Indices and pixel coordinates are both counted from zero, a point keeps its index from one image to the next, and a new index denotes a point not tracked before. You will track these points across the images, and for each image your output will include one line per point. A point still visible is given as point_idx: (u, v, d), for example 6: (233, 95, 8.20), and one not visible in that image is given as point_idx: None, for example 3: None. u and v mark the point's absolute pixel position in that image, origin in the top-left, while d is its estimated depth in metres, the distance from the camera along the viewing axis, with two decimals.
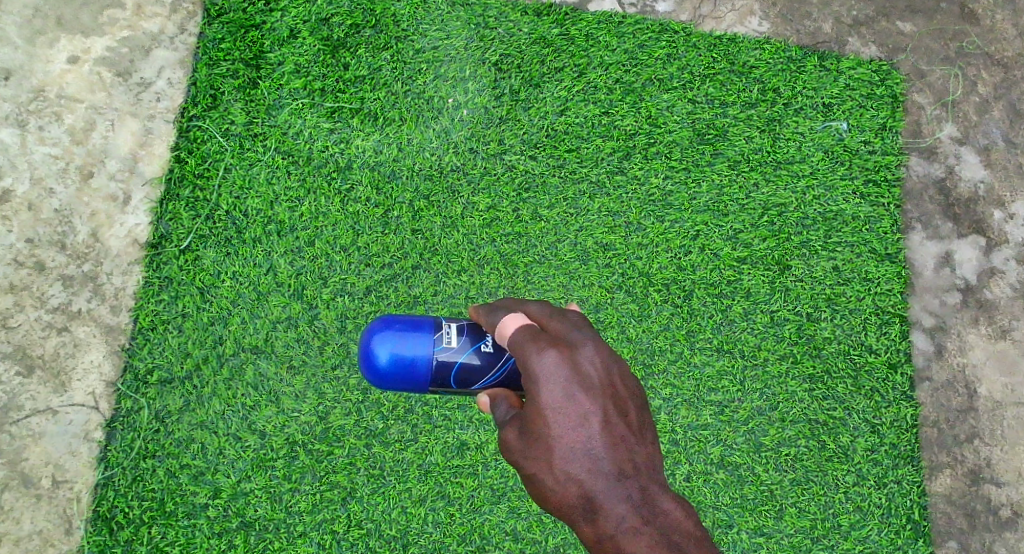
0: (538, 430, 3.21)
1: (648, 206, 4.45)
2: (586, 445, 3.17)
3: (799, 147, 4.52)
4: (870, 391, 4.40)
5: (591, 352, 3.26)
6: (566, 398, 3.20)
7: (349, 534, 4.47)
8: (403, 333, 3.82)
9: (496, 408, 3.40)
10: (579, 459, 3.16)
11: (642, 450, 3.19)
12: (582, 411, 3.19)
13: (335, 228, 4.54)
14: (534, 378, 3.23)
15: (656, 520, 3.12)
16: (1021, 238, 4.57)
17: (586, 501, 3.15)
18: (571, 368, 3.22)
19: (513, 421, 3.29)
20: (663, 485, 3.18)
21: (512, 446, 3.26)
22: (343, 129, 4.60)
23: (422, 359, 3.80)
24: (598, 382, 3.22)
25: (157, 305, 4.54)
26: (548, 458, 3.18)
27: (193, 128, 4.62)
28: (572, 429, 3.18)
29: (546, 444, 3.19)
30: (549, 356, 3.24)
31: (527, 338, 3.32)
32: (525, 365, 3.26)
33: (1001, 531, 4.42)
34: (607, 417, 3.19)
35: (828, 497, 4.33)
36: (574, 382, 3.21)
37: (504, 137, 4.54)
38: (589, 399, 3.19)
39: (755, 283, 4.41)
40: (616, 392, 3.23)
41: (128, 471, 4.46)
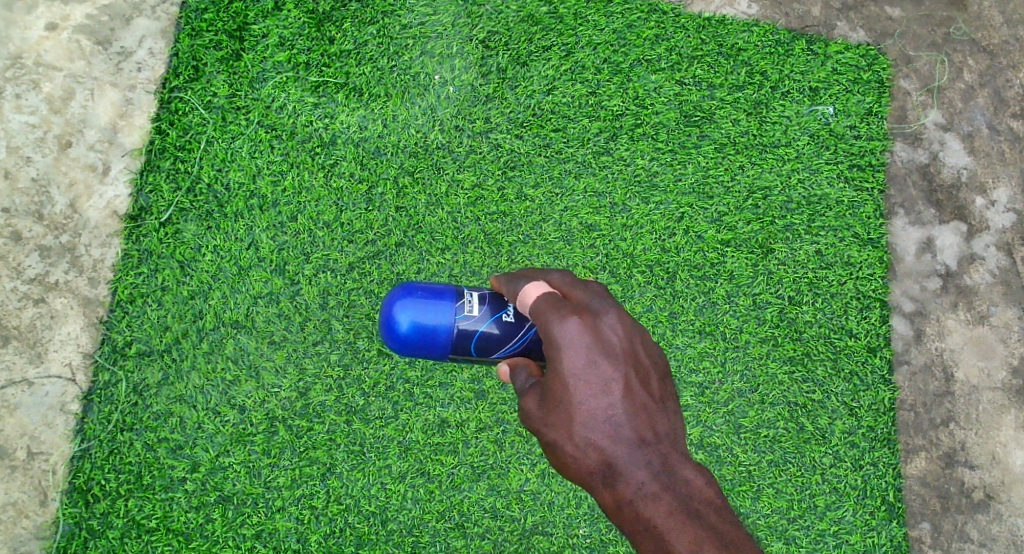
0: (559, 397, 3.40)
1: (634, 187, 4.44)
2: (607, 412, 3.36)
3: (785, 131, 4.51)
4: (849, 374, 4.41)
5: (613, 321, 3.45)
6: (588, 365, 3.39)
7: (327, 509, 4.46)
8: (424, 301, 3.95)
9: (517, 377, 3.61)
10: (600, 425, 3.36)
11: (663, 418, 3.39)
12: (603, 378, 3.38)
13: (317, 203, 4.51)
14: (557, 345, 3.42)
15: (677, 486, 3.32)
16: (1002, 226, 4.57)
17: (606, 467, 3.34)
18: (593, 336, 3.42)
19: (534, 389, 3.49)
20: (682, 452, 3.37)
21: (533, 412, 3.46)
22: (328, 104, 4.56)
23: (443, 328, 3.93)
24: (620, 350, 3.42)
25: (136, 277, 4.51)
26: (569, 425, 3.38)
27: (174, 99, 4.58)
28: (594, 395, 3.37)
29: (567, 411, 3.39)
30: (571, 323, 3.43)
31: (549, 306, 3.51)
32: (548, 332, 3.46)
33: (974, 514, 4.44)
34: (628, 385, 3.39)
35: (805, 478, 4.36)
36: (596, 350, 3.40)
37: (490, 115, 4.52)
38: (610, 367, 3.39)
39: (737, 266, 4.41)
40: (637, 360, 3.43)
41: (104, 444, 4.43)
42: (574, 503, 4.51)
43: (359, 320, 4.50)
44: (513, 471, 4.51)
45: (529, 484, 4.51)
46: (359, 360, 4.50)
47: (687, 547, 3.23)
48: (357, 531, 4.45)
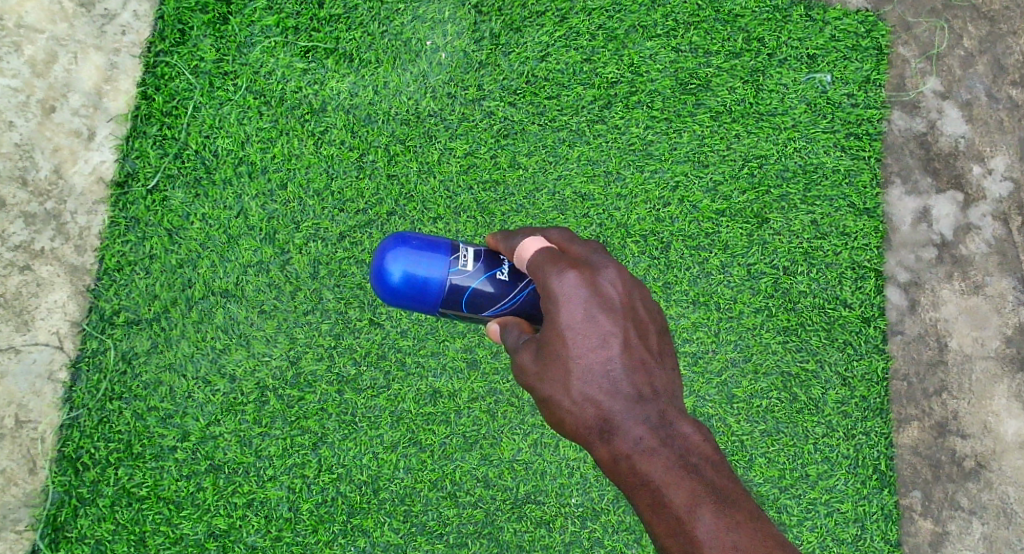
0: (557, 351, 3.41)
1: (629, 156, 4.39)
2: (605, 366, 3.39)
3: (782, 99, 4.45)
4: (843, 344, 4.40)
5: (612, 275, 3.47)
6: (586, 319, 3.41)
7: (319, 478, 4.43)
8: (418, 252, 3.87)
9: (507, 334, 3.62)
10: (597, 379, 3.39)
11: (661, 374, 3.42)
12: (601, 332, 3.40)
13: (307, 170, 4.45)
14: (555, 299, 3.43)
15: (674, 442, 3.36)
16: (999, 194, 4.53)
17: (603, 422, 3.38)
18: (591, 290, 3.43)
19: (528, 344, 3.50)
20: (679, 408, 3.42)
21: (529, 367, 3.47)
22: (317, 70, 4.50)
23: (436, 281, 3.87)
24: (618, 304, 3.43)
25: (124, 245, 4.47)
26: (566, 379, 3.40)
27: (160, 64, 4.51)
28: (592, 349, 3.39)
29: (564, 365, 3.41)
30: (569, 277, 3.44)
31: (547, 260, 3.52)
32: (546, 285, 3.46)
33: (964, 482, 4.45)
34: (626, 340, 3.41)
35: (797, 447, 4.36)
36: (594, 304, 3.42)
37: (483, 82, 4.45)
38: (609, 321, 3.41)
39: (732, 236, 4.38)
40: (636, 316, 3.45)
41: (93, 413, 4.41)
42: (566, 472, 4.47)
43: (351, 290, 4.45)
44: (506, 441, 4.46)
45: (521, 453, 4.46)
46: (351, 329, 4.45)
47: (683, 501, 3.28)
48: (349, 500, 4.43)
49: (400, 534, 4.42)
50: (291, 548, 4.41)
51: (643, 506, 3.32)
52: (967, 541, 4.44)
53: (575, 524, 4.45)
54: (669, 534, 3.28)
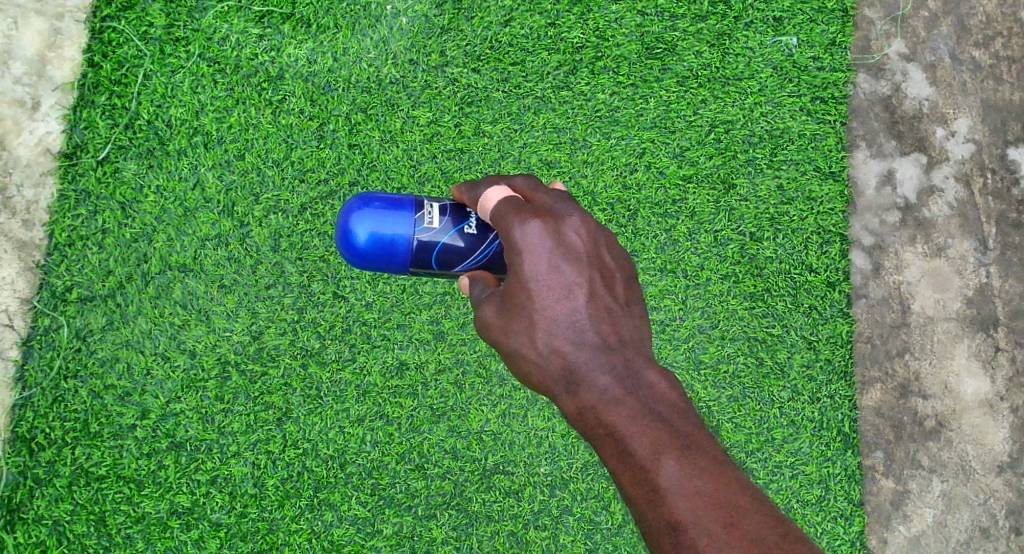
0: (521, 304, 3.32)
1: (595, 122, 4.37)
2: (571, 317, 3.30)
3: (749, 63, 4.44)
4: (809, 308, 4.41)
5: (577, 224, 3.36)
6: (551, 270, 3.31)
7: (284, 454, 4.32)
8: (382, 212, 3.78)
9: (474, 287, 3.54)
10: (563, 331, 3.29)
11: (627, 323, 3.33)
12: (566, 283, 3.31)
13: (265, 141, 4.39)
14: (519, 250, 3.33)
15: (640, 391, 3.26)
16: (961, 156, 4.56)
17: (568, 373, 3.28)
18: (555, 240, 3.33)
19: (493, 297, 3.41)
20: (647, 357, 3.31)
21: (492, 321, 3.38)
22: (273, 36, 4.44)
23: (403, 240, 3.78)
24: (583, 253, 3.34)
25: (75, 219, 4.36)
26: (531, 332, 3.31)
27: (106, 30, 4.42)
28: (557, 301, 3.30)
29: (529, 318, 3.32)
30: (532, 227, 3.34)
31: (510, 211, 3.41)
32: (509, 236, 3.37)
33: (925, 441, 4.47)
34: (592, 289, 3.31)
35: (764, 412, 4.37)
36: (559, 254, 3.32)
37: (445, 48, 4.41)
38: (574, 271, 3.31)
39: (699, 203, 4.37)
40: (602, 264, 3.35)
41: (48, 392, 4.30)
42: (535, 442, 4.38)
43: (313, 263, 4.37)
44: (474, 413, 4.37)
45: (490, 425, 4.37)
46: (314, 303, 4.36)
47: (647, 450, 3.17)
48: (315, 475, 4.32)
49: (368, 508, 4.32)
50: (256, 524, 4.30)
51: (609, 456, 3.22)
52: (929, 499, 4.46)
53: (543, 493, 4.37)
54: (633, 483, 3.16)
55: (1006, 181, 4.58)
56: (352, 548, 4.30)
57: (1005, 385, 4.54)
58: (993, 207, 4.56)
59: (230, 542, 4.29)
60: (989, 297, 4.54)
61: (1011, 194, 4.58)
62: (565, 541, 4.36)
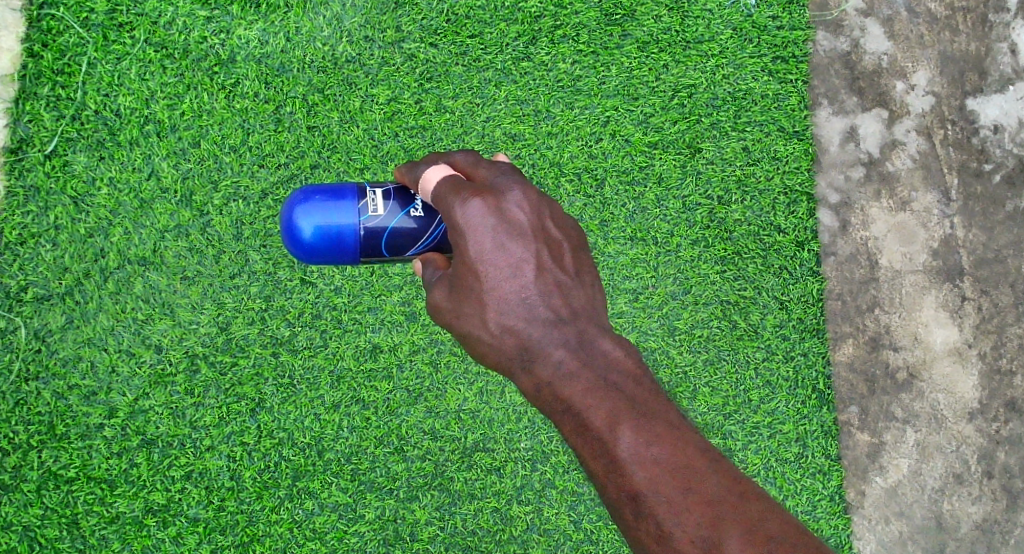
0: (471, 285, 3.20)
1: (557, 93, 4.41)
2: (521, 294, 3.17)
3: (708, 25, 4.50)
4: (778, 269, 4.43)
5: (517, 197, 3.22)
6: (496, 248, 3.18)
7: (259, 444, 4.22)
8: (324, 204, 3.62)
9: (426, 270, 3.39)
10: (513, 309, 3.17)
11: (579, 293, 3.21)
12: (513, 260, 3.18)
13: (221, 126, 4.31)
14: (461, 230, 3.20)
15: (595, 361, 3.14)
16: (921, 109, 4.59)
17: (523, 351, 3.17)
18: (498, 216, 3.20)
19: (442, 280, 3.28)
20: (601, 326, 3.19)
21: (443, 305, 3.25)
22: (222, 18, 4.36)
23: (349, 231, 3.62)
24: (529, 227, 3.20)
25: (25, 217, 4.23)
26: (482, 313, 3.19)
27: (45, 18, 4.29)
28: (506, 279, 3.17)
29: (479, 299, 3.19)
30: (474, 206, 3.20)
31: (450, 191, 3.27)
32: (450, 217, 3.23)
33: (897, 393, 4.48)
34: (540, 263, 3.19)
35: (739, 374, 4.37)
36: (502, 231, 3.19)
37: (401, 23, 4.40)
38: (520, 247, 3.18)
39: (665, 168, 4.41)
40: (548, 236, 3.22)
41: (10, 395, 4.18)
42: (514, 418, 4.31)
43: (278, 250, 4.29)
44: (451, 392, 4.29)
45: (468, 403, 4.30)
46: (282, 290, 4.27)
47: (604, 421, 3.07)
48: (294, 464, 4.23)
49: (349, 494, 4.24)
50: (235, 517, 4.20)
51: (568, 433, 3.11)
52: (903, 450, 4.46)
53: (525, 468, 4.31)
54: (593, 457, 3.06)
55: (966, 131, 4.62)
56: (335, 535, 4.22)
57: (972, 333, 4.56)
58: (955, 158, 4.60)
59: (209, 536, 4.19)
60: (954, 248, 4.57)
61: (971, 145, 4.62)
62: (549, 514, 4.30)
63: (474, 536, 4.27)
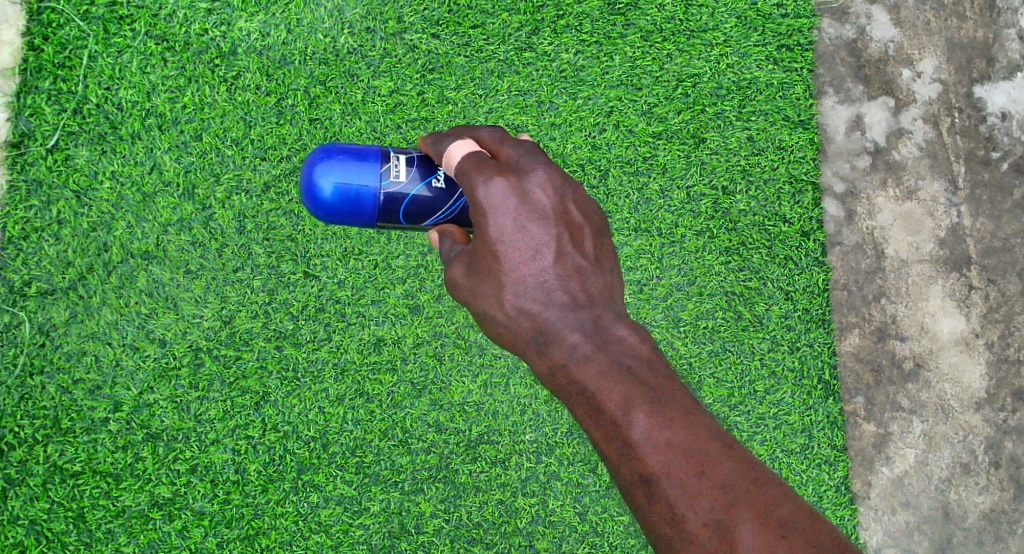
0: (489, 266, 3.17)
1: (561, 84, 4.39)
2: (539, 277, 3.16)
3: (712, 13, 4.48)
4: (784, 259, 4.41)
5: (540, 177, 3.20)
6: (517, 230, 3.16)
7: (264, 438, 4.22)
8: (346, 164, 3.58)
9: (442, 243, 3.35)
10: (532, 291, 3.15)
11: (597, 278, 3.19)
12: (533, 243, 3.16)
13: (222, 119, 4.30)
14: (483, 210, 3.17)
15: (610, 346, 3.13)
16: (928, 97, 4.56)
17: (539, 334, 3.15)
18: (520, 197, 3.17)
19: (459, 257, 3.25)
20: (617, 312, 3.18)
21: (460, 283, 3.23)
22: (223, 10, 4.35)
23: (369, 194, 3.58)
24: (550, 210, 3.18)
25: (28, 211, 4.22)
26: (499, 294, 3.17)
27: (45, 10, 4.27)
28: (526, 261, 3.15)
29: (497, 280, 3.17)
30: (496, 185, 3.17)
31: (474, 167, 3.23)
32: (472, 196, 3.19)
33: (904, 383, 4.45)
34: (560, 247, 3.17)
35: (745, 364, 4.35)
36: (524, 212, 3.16)
37: (403, 14, 4.40)
38: (541, 230, 3.16)
39: (670, 159, 4.39)
40: (570, 219, 3.20)
41: (15, 390, 4.17)
42: (518, 410, 4.30)
43: (281, 243, 4.27)
44: (456, 385, 4.28)
45: (472, 395, 4.29)
46: (285, 284, 4.26)
47: (618, 405, 3.05)
48: (298, 457, 4.22)
49: (354, 486, 4.23)
50: (241, 510, 4.19)
51: (582, 416, 3.09)
52: (910, 440, 4.43)
53: (530, 460, 4.30)
54: (606, 441, 3.05)
55: (974, 119, 4.58)
56: (340, 528, 4.22)
57: (979, 322, 4.53)
58: (962, 146, 4.57)
59: (215, 529, 4.18)
60: (961, 237, 4.54)
61: (978, 132, 4.58)
62: (554, 506, 4.30)
63: (479, 528, 4.26)
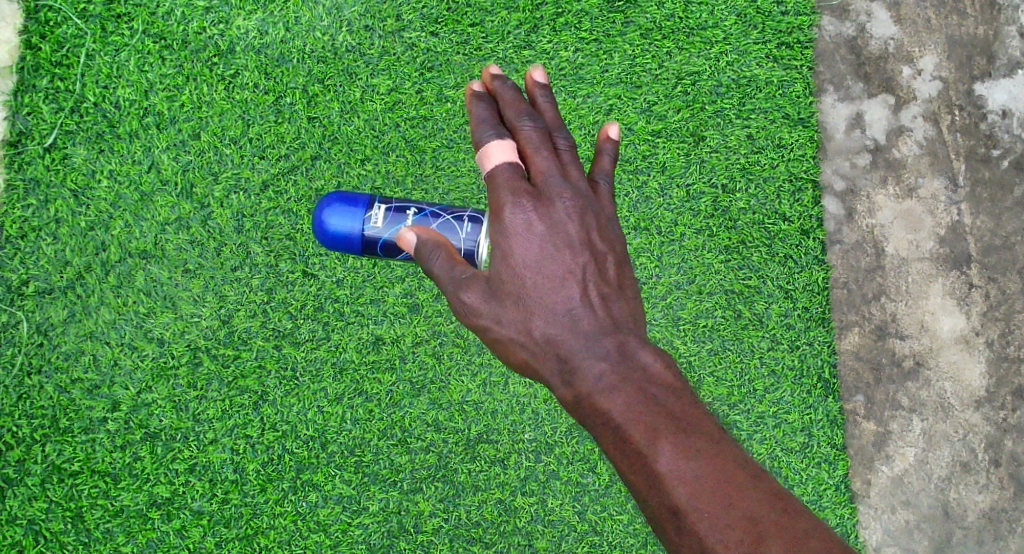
0: (513, 293, 3.17)
1: (560, 82, 4.40)
2: (565, 306, 3.15)
3: (711, 11, 4.47)
4: (784, 257, 4.40)
5: (569, 203, 3.20)
6: (542, 257, 3.17)
7: (263, 437, 4.21)
8: (339, 210, 3.75)
9: (432, 257, 3.25)
10: (557, 320, 3.15)
11: (622, 305, 3.18)
12: (559, 271, 3.16)
13: (220, 118, 4.29)
14: (509, 234, 3.18)
15: (635, 374, 3.10)
16: (928, 95, 4.54)
17: (563, 362, 3.14)
18: (547, 225, 3.18)
19: (477, 277, 3.21)
20: (641, 339, 3.16)
21: (479, 304, 3.19)
22: (221, 8, 4.33)
23: (355, 236, 3.74)
24: (576, 238, 3.19)
25: (26, 210, 4.21)
26: (524, 322, 3.16)
27: (42, 9, 4.27)
28: (551, 290, 3.16)
29: (521, 307, 3.17)
30: (524, 211, 3.18)
31: (506, 182, 3.20)
32: (501, 217, 3.19)
33: (904, 382, 4.44)
34: (586, 275, 3.17)
35: (744, 363, 4.35)
36: (550, 240, 3.17)
37: (402, 12, 4.38)
38: (567, 258, 3.17)
39: (669, 157, 4.39)
40: (594, 247, 3.20)
41: (13, 390, 4.16)
42: (517, 409, 4.28)
43: (279, 242, 4.26)
44: (455, 384, 4.26)
45: (471, 395, 4.27)
46: (284, 283, 4.25)
47: (644, 435, 3.03)
48: (297, 456, 4.21)
49: (352, 486, 4.22)
50: (239, 510, 4.18)
51: (607, 445, 3.07)
52: (909, 439, 4.42)
53: (529, 460, 4.27)
54: (633, 471, 3.02)
55: (974, 117, 4.56)
56: (339, 527, 4.21)
57: (979, 320, 4.51)
58: (962, 143, 4.55)
59: (213, 529, 4.18)
60: (961, 235, 4.52)
61: (979, 130, 4.56)
62: (553, 505, 4.27)
63: (478, 527, 4.25)
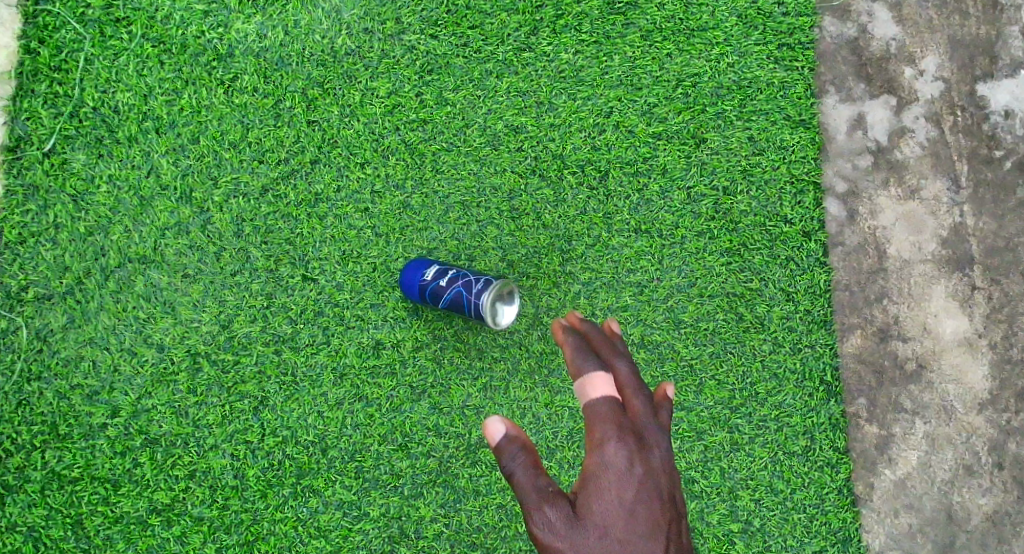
0: (597, 514, 3.14)
1: (560, 84, 4.38)
2: (647, 530, 3.13)
3: (712, 12, 4.45)
4: (785, 260, 4.38)
5: (665, 453, 3.24)
6: (631, 497, 3.15)
7: (263, 443, 4.19)
8: (409, 272, 4.18)
9: (514, 454, 3.20)
10: (638, 545, 3.11)
11: None
12: (642, 500, 3.16)
13: (220, 122, 4.28)
14: (596, 469, 3.18)
15: None
16: (930, 95, 4.52)
17: None
18: (633, 458, 3.19)
19: (560, 499, 3.17)
20: None
21: (560, 525, 3.14)
22: (220, 11, 4.31)
23: (413, 287, 4.16)
24: (666, 493, 3.19)
25: (24, 215, 4.20)
26: (604, 538, 3.12)
27: (41, 13, 4.25)
28: (631, 520, 3.13)
29: (603, 524, 3.13)
30: (615, 445, 3.19)
31: (603, 411, 3.23)
32: (591, 448, 3.21)
33: (906, 384, 4.41)
34: (671, 525, 3.16)
35: (746, 366, 4.33)
36: (642, 487, 3.17)
37: (401, 15, 4.36)
38: (654, 505, 3.16)
39: (670, 159, 4.38)
40: (679, 509, 3.20)
41: (12, 396, 4.15)
42: (518, 413, 4.26)
43: (279, 246, 4.25)
44: (455, 388, 4.25)
45: (472, 399, 4.25)
46: (284, 287, 4.24)
47: None
48: (297, 462, 4.20)
49: (353, 491, 4.20)
50: (240, 516, 4.17)
51: None
52: (912, 441, 4.40)
53: None
54: None
55: (976, 117, 4.54)
56: (340, 533, 4.19)
57: (982, 322, 4.48)
58: (964, 144, 4.53)
59: (214, 536, 4.16)
60: (964, 236, 4.50)
61: (981, 131, 4.54)
62: None
63: (480, 532, 4.23)
